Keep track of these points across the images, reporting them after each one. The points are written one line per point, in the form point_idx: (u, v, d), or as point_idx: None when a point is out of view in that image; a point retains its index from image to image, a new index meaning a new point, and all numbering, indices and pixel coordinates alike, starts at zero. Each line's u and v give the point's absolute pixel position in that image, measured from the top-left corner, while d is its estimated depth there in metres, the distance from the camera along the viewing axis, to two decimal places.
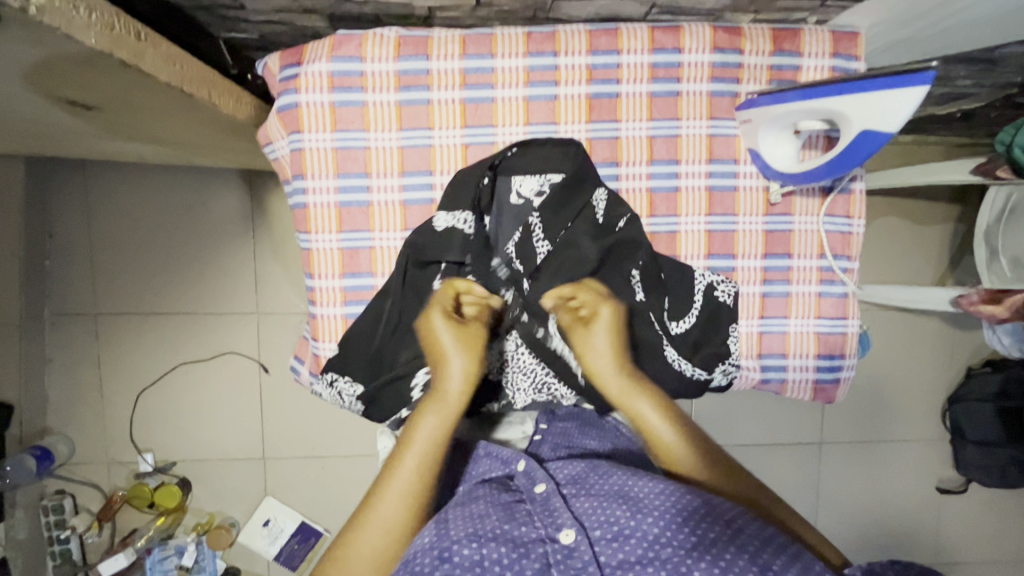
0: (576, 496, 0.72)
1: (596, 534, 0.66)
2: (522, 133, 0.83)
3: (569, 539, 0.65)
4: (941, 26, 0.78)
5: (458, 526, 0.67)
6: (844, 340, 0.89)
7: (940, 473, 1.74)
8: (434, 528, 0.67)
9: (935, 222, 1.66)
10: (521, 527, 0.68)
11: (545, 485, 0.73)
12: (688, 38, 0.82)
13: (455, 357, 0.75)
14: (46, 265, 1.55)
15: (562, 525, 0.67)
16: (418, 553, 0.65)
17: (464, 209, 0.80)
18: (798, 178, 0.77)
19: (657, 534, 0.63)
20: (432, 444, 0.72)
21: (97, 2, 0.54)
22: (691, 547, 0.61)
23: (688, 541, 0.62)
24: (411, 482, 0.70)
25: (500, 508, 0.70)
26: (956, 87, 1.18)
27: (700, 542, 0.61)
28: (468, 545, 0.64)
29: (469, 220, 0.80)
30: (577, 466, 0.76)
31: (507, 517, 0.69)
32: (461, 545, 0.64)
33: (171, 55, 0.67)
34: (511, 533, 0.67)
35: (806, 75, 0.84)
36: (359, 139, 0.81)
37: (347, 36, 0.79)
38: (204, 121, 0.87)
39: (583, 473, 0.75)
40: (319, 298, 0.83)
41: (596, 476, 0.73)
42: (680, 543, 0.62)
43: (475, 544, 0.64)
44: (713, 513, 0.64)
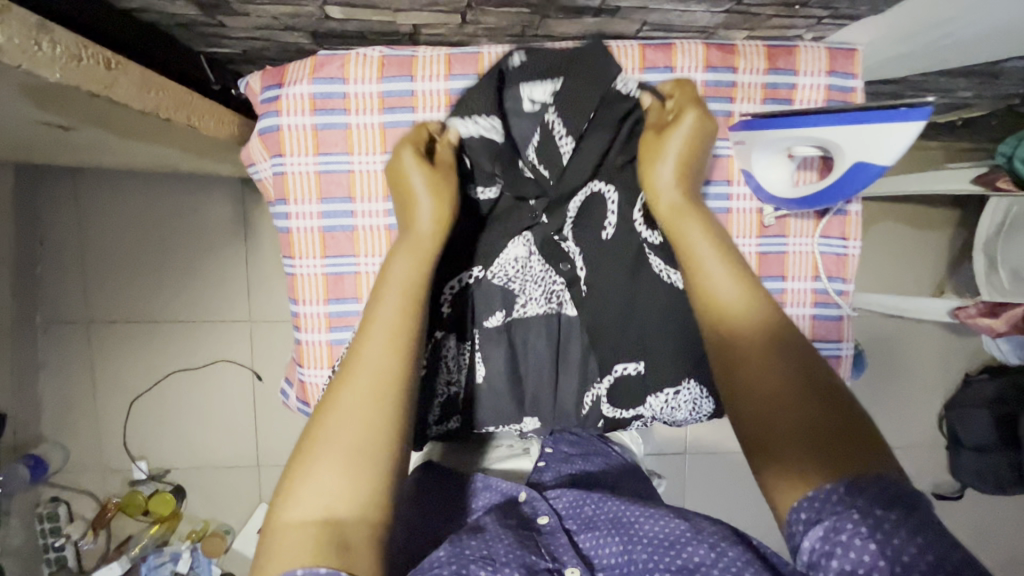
0: (579, 531, 0.71)
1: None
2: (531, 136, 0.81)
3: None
4: (942, 43, 0.75)
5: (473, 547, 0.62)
6: (838, 363, 0.87)
7: (936, 478, 1.73)
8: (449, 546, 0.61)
9: (935, 228, 1.64)
10: (532, 556, 0.64)
11: (549, 518, 0.73)
12: (680, 56, 0.80)
13: (424, 198, 0.68)
14: (36, 273, 1.54)
15: (568, 561, 0.65)
16: (432, 568, 0.57)
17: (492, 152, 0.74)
18: (795, 203, 0.75)
19: (648, 561, 0.62)
20: (404, 292, 0.62)
21: (61, 34, 0.52)
22: (679, 571, 0.59)
23: (674, 565, 0.60)
24: (385, 339, 0.59)
25: (511, 534, 0.67)
26: (957, 96, 1.16)
27: (687, 567, 0.59)
28: (484, 568, 0.58)
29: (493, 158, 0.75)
30: (574, 493, 0.76)
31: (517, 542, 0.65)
32: (478, 566, 0.58)
33: (145, 80, 0.66)
34: (524, 559, 0.63)
35: (802, 94, 0.82)
36: (343, 163, 0.79)
37: (330, 56, 0.78)
38: (186, 138, 0.85)
39: (580, 501, 0.75)
40: (303, 323, 0.82)
41: (592, 505, 0.73)
42: (667, 567, 0.60)
43: (491, 567, 0.59)
44: (698, 536, 0.62)
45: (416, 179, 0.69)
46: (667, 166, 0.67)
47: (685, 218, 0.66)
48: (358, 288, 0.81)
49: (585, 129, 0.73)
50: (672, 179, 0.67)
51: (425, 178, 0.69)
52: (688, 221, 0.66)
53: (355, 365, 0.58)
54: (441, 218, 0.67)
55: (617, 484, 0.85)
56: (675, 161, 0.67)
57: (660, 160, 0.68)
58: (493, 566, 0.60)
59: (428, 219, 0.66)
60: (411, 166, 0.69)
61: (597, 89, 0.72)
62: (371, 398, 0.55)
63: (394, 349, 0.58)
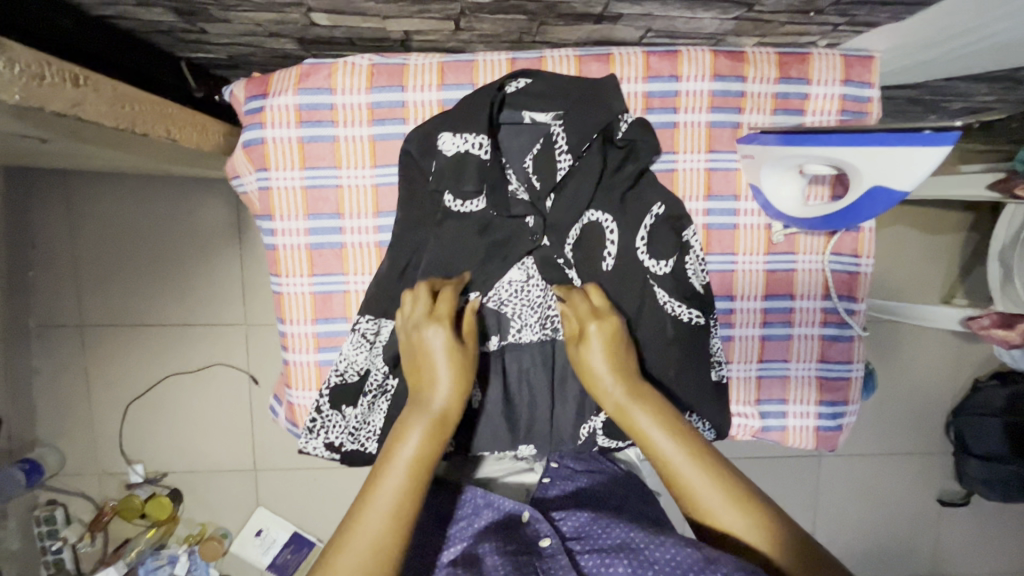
0: (582, 551, 0.67)
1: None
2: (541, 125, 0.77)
3: None
4: (966, 51, 0.71)
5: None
6: (848, 385, 0.84)
7: (942, 485, 1.70)
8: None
9: (947, 231, 1.59)
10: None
11: (551, 540, 0.69)
12: (686, 64, 0.76)
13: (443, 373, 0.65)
14: (29, 276, 1.51)
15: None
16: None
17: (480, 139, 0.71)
18: (805, 223, 0.71)
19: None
20: (419, 459, 0.60)
21: (20, 54, 0.48)
22: None
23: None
24: (391, 499, 0.57)
25: (507, 564, 0.65)
26: (976, 100, 1.11)
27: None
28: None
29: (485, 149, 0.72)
30: (582, 516, 0.72)
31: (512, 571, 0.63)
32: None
33: (118, 95, 0.62)
34: None
35: (815, 104, 0.77)
36: (331, 177, 0.76)
37: (316, 65, 0.74)
38: (170, 149, 0.82)
39: (587, 525, 0.71)
40: (291, 344, 0.79)
41: (601, 528, 0.69)
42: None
43: None
44: (712, 564, 0.56)
45: (433, 346, 0.66)
46: (601, 359, 0.69)
47: (635, 411, 0.66)
48: (347, 306, 0.79)
49: (585, 155, 0.75)
50: (613, 373, 0.68)
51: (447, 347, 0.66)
52: (638, 409, 0.66)
53: (362, 510, 0.56)
54: (457, 382, 0.65)
55: (625, 503, 0.78)
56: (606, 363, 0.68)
57: (593, 356, 0.69)
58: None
59: (441, 393, 0.64)
60: (432, 336, 0.66)
61: (602, 116, 0.73)
62: (377, 553, 0.54)
63: (396, 516, 0.56)
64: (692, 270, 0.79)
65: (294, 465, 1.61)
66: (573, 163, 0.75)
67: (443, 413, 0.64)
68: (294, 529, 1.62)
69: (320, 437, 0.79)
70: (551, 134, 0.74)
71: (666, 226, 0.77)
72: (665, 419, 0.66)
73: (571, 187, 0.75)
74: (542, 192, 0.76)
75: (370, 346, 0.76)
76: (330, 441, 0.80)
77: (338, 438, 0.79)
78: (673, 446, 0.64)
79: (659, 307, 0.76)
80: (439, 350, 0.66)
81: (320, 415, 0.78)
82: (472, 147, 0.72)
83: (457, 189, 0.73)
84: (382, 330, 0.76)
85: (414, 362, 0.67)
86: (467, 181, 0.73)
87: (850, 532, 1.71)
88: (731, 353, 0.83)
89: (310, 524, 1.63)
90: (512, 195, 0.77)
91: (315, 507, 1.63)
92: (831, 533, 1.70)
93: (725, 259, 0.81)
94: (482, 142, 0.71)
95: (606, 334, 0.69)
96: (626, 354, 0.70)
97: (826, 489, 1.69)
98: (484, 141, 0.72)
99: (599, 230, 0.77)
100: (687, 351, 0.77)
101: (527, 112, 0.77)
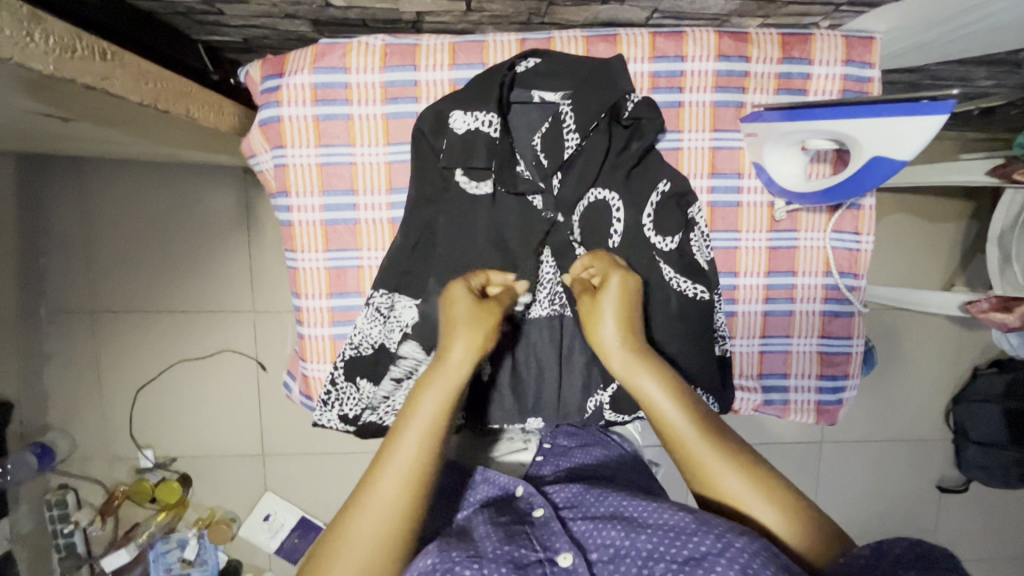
0: (575, 518, 0.69)
1: (593, 557, 0.63)
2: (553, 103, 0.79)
3: (567, 562, 0.62)
4: (964, 32, 0.72)
5: (461, 548, 0.62)
6: (848, 360, 0.86)
7: (941, 472, 1.73)
8: (437, 550, 0.61)
9: (948, 220, 1.61)
10: (521, 549, 0.63)
11: (544, 510, 0.71)
12: (691, 45, 0.78)
13: (461, 331, 0.68)
14: (41, 262, 1.53)
15: (560, 548, 0.63)
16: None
17: (489, 111, 0.74)
18: (805, 198, 0.73)
19: (652, 550, 0.60)
20: (435, 420, 0.64)
21: (54, 26, 0.51)
22: (683, 561, 0.57)
23: (681, 555, 0.58)
24: (409, 462, 0.61)
25: (500, 532, 0.66)
26: (976, 86, 1.12)
27: (694, 557, 0.57)
28: (469, 568, 0.58)
29: (494, 122, 0.74)
30: (573, 488, 0.74)
31: (507, 540, 0.64)
32: (462, 566, 0.59)
33: (142, 71, 0.64)
34: (512, 554, 0.62)
35: (816, 84, 0.79)
36: (345, 155, 0.78)
37: (331, 45, 0.76)
38: (186, 129, 0.84)
39: (579, 495, 0.73)
40: (306, 318, 0.82)
41: (593, 497, 0.71)
42: (673, 558, 0.58)
43: (476, 565, 0.59)
44: (704, 526, 0.59)
45: (459, 310, 0.70)
46: (612, 323, 0.70)
47: (638, 373, 0.68)
48: (361, 281, 0.81)
49: (593, 134, 0.77)
50: (621, 339, 0.69)
51: (469, 311, 0.69)
52: (640, 371, 0.68)
53: (382, 470, 0.61)
54: (476, 344, 0.67)
55: (617, 475, 0.81)
56: (614, 324, 0.70)
57: (602, 321, 0.71)
58: (478, 565, 0.59)
59: (461, 353, 0.66)
60: (457, 298, 0.70)
61: (610, 96, 0.75)
62: (394, 511, 0.59)
63: (411, 481, 0.61)
64: (697, 245, 0.81)
65: (301, 451, 1.64)
66: (580, 142, 0.77)
67: (460, 373, 0.66)
68: (302, 514, 1.64)
69: (335, 409, 0.82)
70: (558, 113, 0.77)
71: (671, 204, 0.79)
72: (667, 381, 0.68)
73: (575, 166, 0.78)
74: (550, 168, 0.78)
75: (385, 320, 0.79)
76: (344, 413, 0.82)
77: (353, 409, 0.82)
78: (675, 411, 0.66)
79: (664, 282, 0.78)
80: (465, 314, 0.69)
81: (335, 387, 0.81)
82: (483, 125, 0.75)
83: (467, 167, 0.75)
84: (396, 305, 0.78)
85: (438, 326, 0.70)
86: (476, 157, 0.75)
87: (850, 519, 1.73)
88: (734, 329, 0.85)
89: (317, 510, 1.65)
90: (519, 175, 0.78)
91: (322, 493, 1.65)
92: (832, 519, 1.72)
93: (728, 237, 0.83)
94: (492, 120, 0.74)
95: (624, 292, 0.71)
96: (634, 314, 0.72)
97: (826, 475, 1.71)
98: (494, 120, 0.74)
99: (604, 209, 0.79)
100: (691, 326, 0.80)
101: (535, 93, 0.78)
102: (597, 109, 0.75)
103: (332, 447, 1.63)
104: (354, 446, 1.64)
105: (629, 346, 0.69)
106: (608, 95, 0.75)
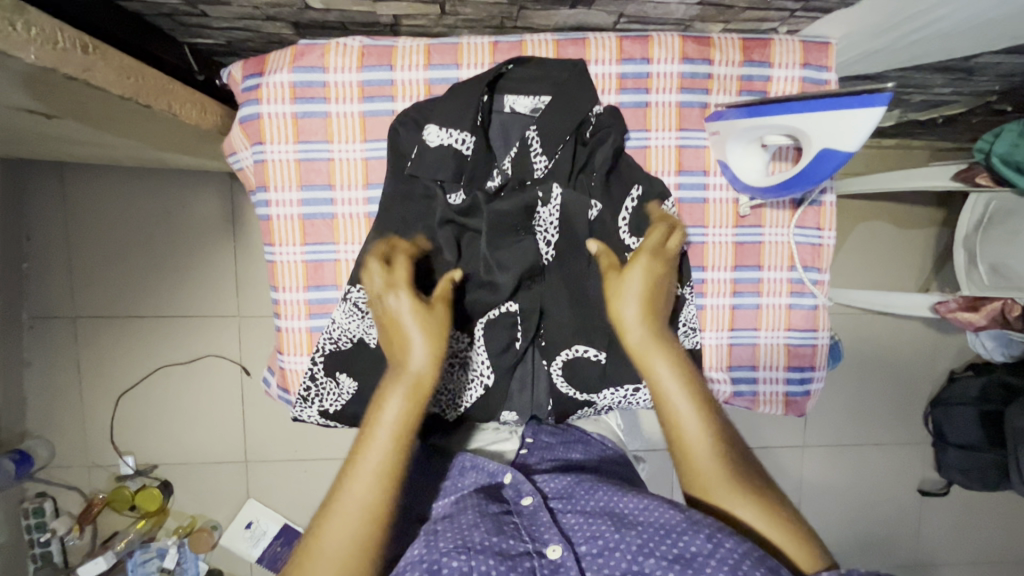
0: (565, 512, 0.68)
1: (582, 551, 0.62)
2: (530, 99, 0.81)
3: (556, 554, 0.61)
4: (912, 38, 0.77)
5: (449, 538, 0.61)
6: (814, 352, 0.89)
7: (922, 475, 1.74)
8: (423, 540, 0.62)
9: (920, 225, 1.65)
10: (509, 540, 0.62)
11: (533, 498, 0.69)
12: (657, 48, 0.81)
13: (416, 334, 0.69)
14: (24, 268, 1.52)
15: (549, 541, 0.63)
16: (405, 570, 0.58)
17: (463, 129, 0.76)
18: (766, 193, 0.76)
19: (642, 546, 0.59)
20: (399, 422, 0.66)
21: (37, 18, 0.53)
22: (673, 559, 0.57)
23: (671, 552, 0.58)
24: (372, 475, 0.63)
25: (487, 519, 0.65)
26: (937, 93, 1.18)
27: (683, 556, 0.58)
28: (457, 559, 0.58)
29: (467, 140, 0.77)
30: (564, 479, 0.73)
31: (493, 528, 0.63)
32: (450, 557, 0.58)
33: (123, 67, 0.67)
34: (499, 546, 0.61)
35: (776, 86, 0.83)
36: (323, 151, 0.81)
37: (310, 46, 0.79)
38: (166, 128, 0.86)
39: (570, 487, 0.71)
40: (283, 310, 0.84)
41: (583, 491, 0.70)
42: (663, 555, 0.58)
43: (464, 555, 0.58)
44: (694, 525, 0.59)
45: (405, 314, 0.69)
46: (634, 307, 0.73)
47: (654, 352, 0.73)
48: (338, 274, 0.83)
49: (561, 153, 0.80)
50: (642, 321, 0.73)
51: (416, 314, 0.69)
52: (657, 352, 0.73)
53: (349, 484, 0.63)
54: (432, 350, 0.69)
55: (599, 469, 0.81)
56: (638, 304, 0.74)
57: (625, 300, 0.74)
58: (467, 556, 0.58)
59: (419, 357, 0.68)
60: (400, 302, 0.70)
61: (575, 116, 0.79)
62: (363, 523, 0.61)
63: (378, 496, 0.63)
64: None
65: (284, 458, 1.62)
66: (548, 163, 0.80)
67: (422, 373, 0.68)
68: (285, 522, 1.62)
69: (314, 405, 0.83)
70: (525, 140, 0.79)
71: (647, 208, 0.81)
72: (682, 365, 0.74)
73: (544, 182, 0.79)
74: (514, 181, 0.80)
75: (363, 316, 0.80)
76: (324, 408, 0.83)
77: (332, 405, 0.82)
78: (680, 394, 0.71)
79: None
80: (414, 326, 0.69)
81: (315, 382, 0.81)
82: (456, 142, 0.77)
83: (435, 179, 0.78)
84: None
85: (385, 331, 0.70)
86: (444, 173, 0.78)
87: (833, 525, 1.73)
88: (703, 322, 0.87)
89: (300, 517, 1.64)
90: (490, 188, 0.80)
91: (305, 500, 1.64)
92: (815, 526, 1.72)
93: (695, 231, 0.86)
94: (465, 138, 0.77)
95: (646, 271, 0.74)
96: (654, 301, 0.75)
97: (810, 480, 1.71)
98: (468, 138, 0.77)
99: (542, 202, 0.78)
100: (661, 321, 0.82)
101: (509, 99, 0.81)
102: (563, 130, 0.78)
103: (315, 453, 1.62)
104: (336, 452, 1.63)
105: (647, 323, 0.73)
106: (575, 113, 0.78)
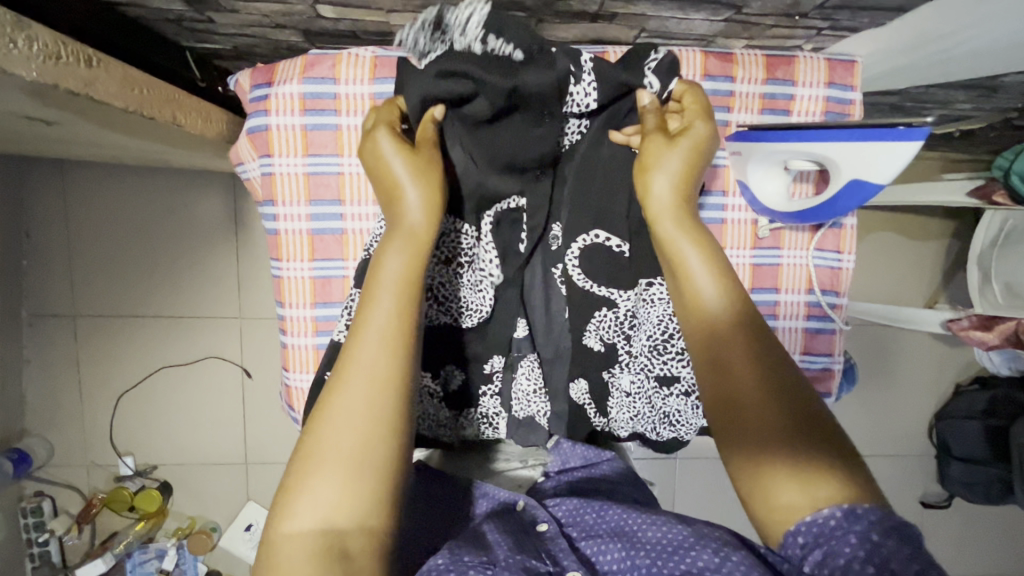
0: (581, 538, 0.66)
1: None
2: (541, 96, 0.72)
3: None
4: (941, 57, 0.74)
5: (472, 552, 0.59)
6: (830, 377, 0.87)
7: (926, 487, 1.73)
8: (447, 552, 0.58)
9: (931, 238, 1.63)
10: (532, 559, 0.60)
11: (548, 525, 0.68)
12: (678, 64, 0.79)
13: (409, 187, 0.61)
14: (23, 265, 1.50)
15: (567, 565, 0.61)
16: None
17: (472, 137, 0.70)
18: (789, 219, 0.75)
19: (651, 566, 0.57)
20: (402, 275, 0.57)
21: (37, 31, 0.51)
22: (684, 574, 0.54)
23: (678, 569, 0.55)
24: (380, 332, 0.54)
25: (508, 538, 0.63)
26: (957, 108, 1.15)
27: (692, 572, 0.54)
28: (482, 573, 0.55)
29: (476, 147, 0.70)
30: (573, 502, 0.71)
31: (516, 547, 0.62)
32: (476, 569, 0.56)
33: (127, 78, 0.65)
34: (525, 563, 0.59)
35: (800, 105, 0.81)
36: (332, 165, 0.78)
37: (321, 56, 0.77)
38: (171, 135, 0.84)
39: (579, 510, 0.70)
40: (290, 326, 0.82)
41: (593, 514, 0.68)
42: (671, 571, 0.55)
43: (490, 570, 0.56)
44: (702, 540, 0.56)
45: (394, 167, 0.62)
46: (666, 181, 0.63)
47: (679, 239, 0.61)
48: (346, 291, 0.81)
49: None
50: (671, 197, 0.62)
51: (407, 166, 0.62)
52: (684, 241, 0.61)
53: (354, 352, 0.54)
54: (427, 198, 0.61)
55: (618, 490, 0.78)
56: (672, 176, 0.63)
57: (657, 171, 0.63)
58: (491, 572, 0.56)
59: (415, 212, 0.61)
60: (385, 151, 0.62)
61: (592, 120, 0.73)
62: (377, 386, 0.52)
63: (388, 363, 0.53)
64: None
65: (284, 460, 1.61)
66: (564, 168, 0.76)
67: (417, 228, 0.61)
68: None
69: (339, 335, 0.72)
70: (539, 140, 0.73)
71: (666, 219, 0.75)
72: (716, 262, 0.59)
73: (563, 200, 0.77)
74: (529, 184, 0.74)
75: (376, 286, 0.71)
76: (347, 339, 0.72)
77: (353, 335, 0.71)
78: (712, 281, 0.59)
79: None
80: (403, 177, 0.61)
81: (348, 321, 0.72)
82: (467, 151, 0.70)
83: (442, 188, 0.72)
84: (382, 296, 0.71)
85: (378, 182, 0.63)
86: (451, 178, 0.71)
87: None
88: None
89: None
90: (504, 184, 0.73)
91: None
92: None
93: None
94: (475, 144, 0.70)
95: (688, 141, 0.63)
96: (692, 172, 0.64)
97: None
98: None
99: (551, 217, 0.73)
100: None
101: None
102: None
103: None
104: None
105: (676, 197, 0.62)
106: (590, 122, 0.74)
